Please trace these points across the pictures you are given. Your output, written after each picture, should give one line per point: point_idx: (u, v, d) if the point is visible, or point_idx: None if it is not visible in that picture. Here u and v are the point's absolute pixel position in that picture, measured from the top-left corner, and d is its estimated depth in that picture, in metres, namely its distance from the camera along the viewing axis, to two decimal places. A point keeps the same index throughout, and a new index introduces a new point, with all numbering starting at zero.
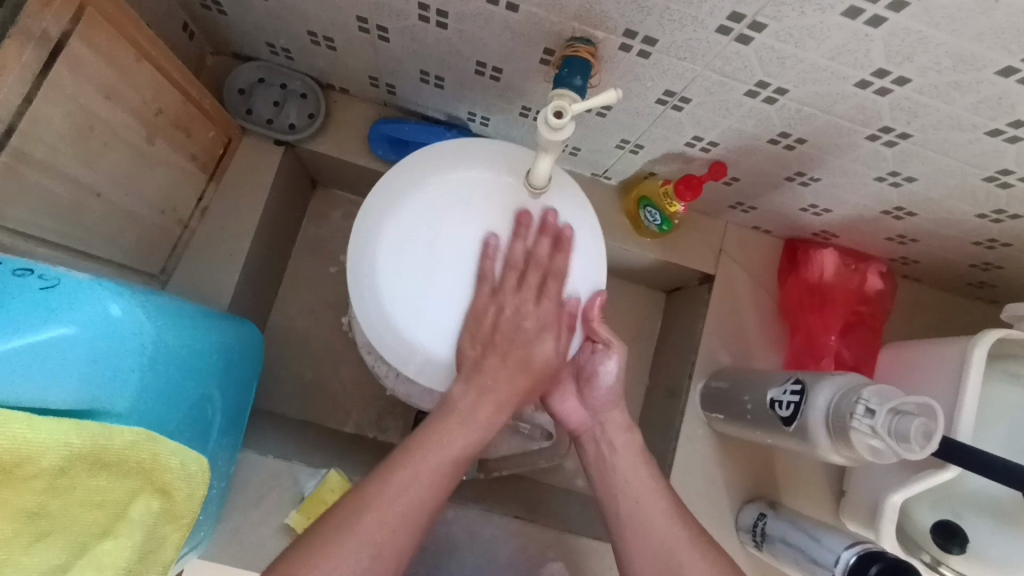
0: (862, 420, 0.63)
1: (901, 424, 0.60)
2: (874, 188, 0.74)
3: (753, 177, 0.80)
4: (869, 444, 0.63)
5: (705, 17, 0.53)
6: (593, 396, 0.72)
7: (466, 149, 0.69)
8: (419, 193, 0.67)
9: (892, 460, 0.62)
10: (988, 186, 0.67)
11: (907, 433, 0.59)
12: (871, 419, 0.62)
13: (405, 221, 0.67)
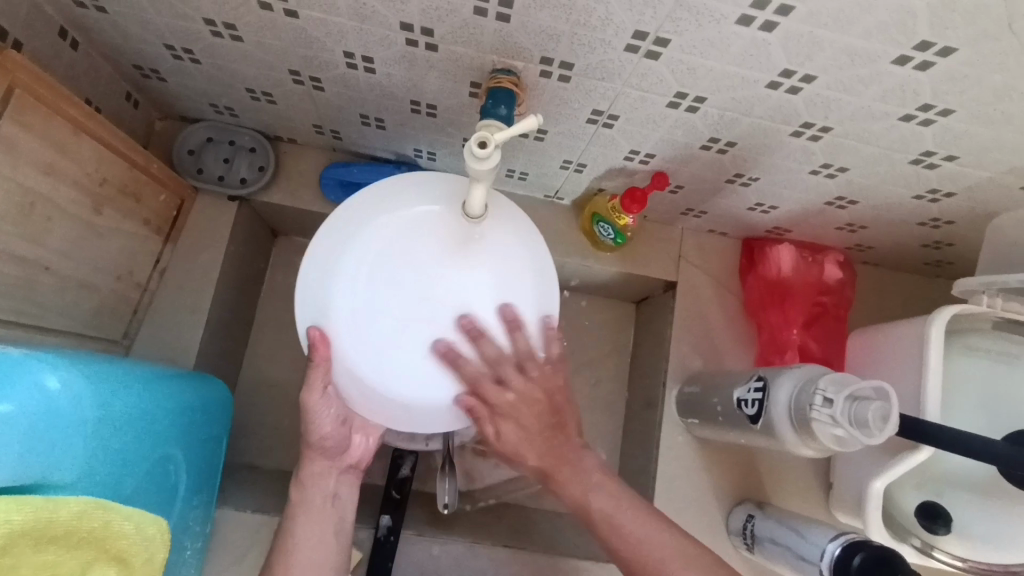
0: (817, 408, 0.63)
1: (854, 414, 0.60)
2: (812, 181, 0.76)
3: (696, 183, 0.82)
4: (833, 433, 0.63)
5: (612, 39, 0.55)
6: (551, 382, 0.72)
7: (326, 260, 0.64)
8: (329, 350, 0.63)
9: (856, 447, 0.62)
10: (916, 169, 0.69)
11: (866, 418, 0.59)
12: (824, 409, 0.63)
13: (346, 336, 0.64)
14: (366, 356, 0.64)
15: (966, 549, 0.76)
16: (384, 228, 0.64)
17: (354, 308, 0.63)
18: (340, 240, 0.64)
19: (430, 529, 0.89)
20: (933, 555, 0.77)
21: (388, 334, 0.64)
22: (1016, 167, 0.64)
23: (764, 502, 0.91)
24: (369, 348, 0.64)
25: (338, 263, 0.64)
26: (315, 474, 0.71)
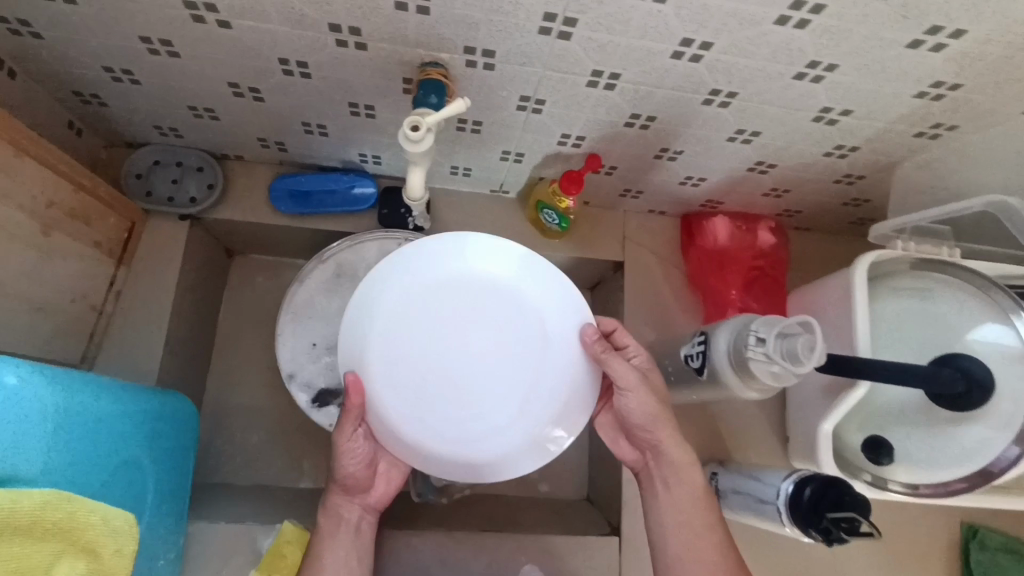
0: (753, 348, 0.68)
1: (785, 347, 0.65)
2: (732, 149, 0.82)
3: (628, 162, 0.88)
4: (770, 371, 0.68)
5: (525, 23, 0.60)
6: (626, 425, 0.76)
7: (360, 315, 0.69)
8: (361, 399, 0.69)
9: (791, 380, 0.67)
10: (819, 126, 0.75)
11: (796, 351, 0.64)
12: (759, 348, 0.67)
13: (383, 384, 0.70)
14: (399, 400, 0.71)
15: (914, 476, 0.80)
16: (432, 280, 0.70)
17: (391, 353, 0.70)
18: (390, 281, 0.69)
19: (407, 524, 0.90)
20: (885, 490, 0.82)
21: (421, 386, 0.71)
22: (902, 114, 0.71)
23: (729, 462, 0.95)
24: (402, 395, 0.70)
25: (387, 304, 0.70)
26: (339, 505, 0.76)
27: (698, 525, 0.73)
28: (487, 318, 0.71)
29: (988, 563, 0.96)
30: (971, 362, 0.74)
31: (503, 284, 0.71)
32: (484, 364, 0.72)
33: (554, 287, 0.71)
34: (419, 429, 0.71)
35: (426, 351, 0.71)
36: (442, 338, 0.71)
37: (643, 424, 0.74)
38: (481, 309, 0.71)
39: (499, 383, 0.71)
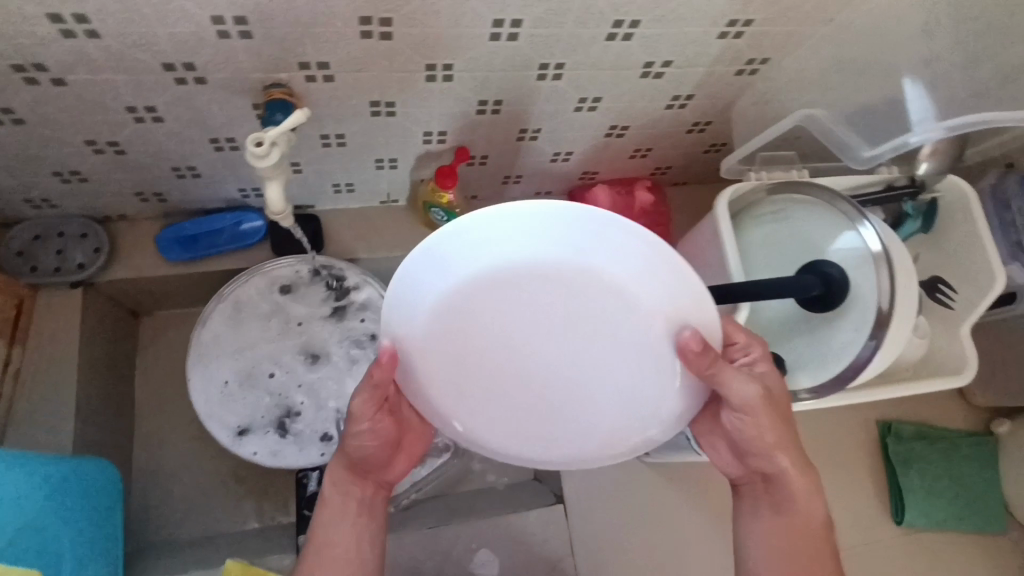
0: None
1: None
2: (582, 118, 0.88)
3: (495, 149, 0.93)
4: None
5: (346, 30, 0.64)
6: (741, 450, 0.69)
7: (415, 297, 0.61)
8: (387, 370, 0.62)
9: None
10: (649, 81, 0.82)
11: None
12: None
13: (431, 365, 0.64)
14: (471, 394, 0.67)
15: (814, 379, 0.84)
16: (510, 259, 0.59)
17: (455, 353, 0.64)
18: (441, 274, 0.60)
19: None
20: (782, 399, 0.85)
21: (481, 368, 0.65)
22: (715, 57, 0.78)
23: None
24: (464, 387, 0.67)
25: (468, 292, 0.61)
26: (345, 481, 0.70)
27: (797, 547, 0.66)
28: (576, 298, 0.62)
29: (904, 451, 1.08)
30: (834, 266, 0.82)
31: (615, 274, 0.60)
32: (590, 348, 0.65)
33: (681, 288, 0.58)
34: (484, 419, 0.69)
35: (502, 346, 0.65)
36: (518, 334, 0.64)
37: (756, 442, 0.67)
38: (568, 301, 0.62)
39: (572, 367, 0.66)
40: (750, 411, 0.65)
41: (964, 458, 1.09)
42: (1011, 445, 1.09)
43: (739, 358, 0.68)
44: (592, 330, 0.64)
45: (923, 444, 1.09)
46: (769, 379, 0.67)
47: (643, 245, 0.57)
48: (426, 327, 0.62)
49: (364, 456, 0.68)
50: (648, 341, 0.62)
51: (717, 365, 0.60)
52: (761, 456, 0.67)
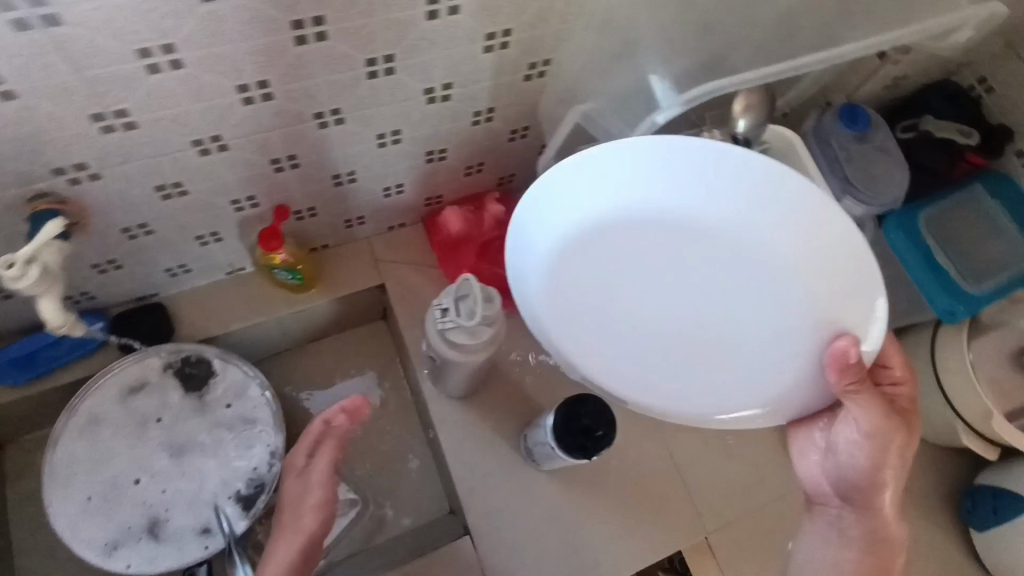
0: (446, 319, 0.71)
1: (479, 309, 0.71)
2: (392, 152, 0.87)
3: (318, 199, 0.91)
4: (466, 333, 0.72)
5: (82, 129, 0.63)
6: (842, 473, 0.76)
7: (580, 223, 0.74)
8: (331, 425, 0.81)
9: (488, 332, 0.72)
10: (440, 105, 0.81)
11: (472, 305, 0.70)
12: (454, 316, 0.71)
13: (566, 303, 0.77)
14: (606, 343, 0.77)
15: None
16: (669, 196, 0.72)
17: (592, 303, 0.77)
18: (555, 215, 0.74)
19: None
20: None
21: (627, 323, 0.77)
22: (494, 68, 0.78)
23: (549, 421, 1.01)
24: (676, 332, 0.76)
25: (594, 233, 0.75)
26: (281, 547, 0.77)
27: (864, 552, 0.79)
28: (740, 257, 0.74)
29: None
30: None
31: (783, 228, 0.71)
32: (771, 289, 0.74)
33: (839, 237, 0.68)
34: (648, 376, 0.76)
35: (670, 272, 0.76)
36: (664, 285, 0.76)
37: (865, 465, 0.73)
38: (729, 253, 0.74)
39: (720, 341, 0.76)
40: (866, 462, 0.73)
41: None
42: None
43: (895, 398, 0.74)
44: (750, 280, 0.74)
45: None
46: (905, 403, 0.74)
47: (817, 200, 0.67)
48: (573, 270, 0.76)
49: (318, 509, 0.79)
50: (837, 304, 0.71)
51: (859, 392, 0.67)
52: (866, 491, 0.76)
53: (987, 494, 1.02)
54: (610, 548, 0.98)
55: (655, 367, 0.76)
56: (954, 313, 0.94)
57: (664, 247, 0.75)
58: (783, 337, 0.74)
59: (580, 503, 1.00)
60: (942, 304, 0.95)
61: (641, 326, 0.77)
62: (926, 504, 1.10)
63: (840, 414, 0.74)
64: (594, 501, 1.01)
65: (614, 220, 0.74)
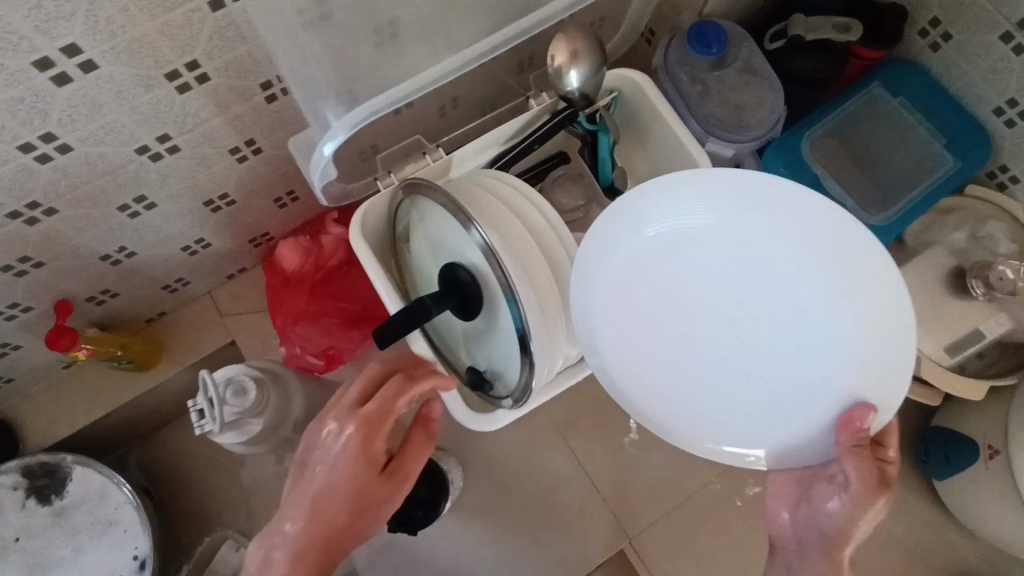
0: (205, 419, 0.75)
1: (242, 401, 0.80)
2: (158, 217, 0.76)
3: (107, 280, 0.82)
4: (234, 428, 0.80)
5: None
6: (811, 527, 0.64)
7: (644, 202, 0.66)
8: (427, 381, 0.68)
9: (252, 419, 0.81)
10: (175, 158, 0.69)
11: (243, 391, 0.80)
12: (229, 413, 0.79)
13: (640, 285, 0.68)
14: (629, 332, 0.68)
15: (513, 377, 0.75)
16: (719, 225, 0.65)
17: (656, 296, 0.68)
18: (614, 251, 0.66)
19: None
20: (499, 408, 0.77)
21: (687, 332, 0.68)
22: (213, 104, 0.65)
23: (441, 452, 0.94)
24: (719, 298, 0.67)
25: (677, 243, 0.67)
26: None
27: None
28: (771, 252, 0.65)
29: None
30: (465, 267, 0.70)
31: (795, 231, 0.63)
32: (798, 281, 0.64)
33: (883, 288, 0.59)
34: (650, 376, 0.68)
35: (668, 305, 0.68)
36: (698, 325, 0.68)
37: (840, 528, 0.61)
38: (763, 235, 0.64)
39: (764, 325, 0.66)
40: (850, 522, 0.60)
41: None
42: None
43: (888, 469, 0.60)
44: (790, 329, 0.65)
45: None
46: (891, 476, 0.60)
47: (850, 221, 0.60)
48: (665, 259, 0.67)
49: (314, 532, 0.62)
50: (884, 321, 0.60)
51: (863, 452, 0.58)
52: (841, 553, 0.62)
53: (937, 440, 0.89)
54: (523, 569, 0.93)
55: (678, 381, 0.67)
56: None
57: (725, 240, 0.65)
58: (784, 375, 0.65)
59: (485, 529, 0.95)
60: None
61: (690, 299, 0.68)
62: None
63: (827, 478, 0.62)
64: (499, 523, 0.95)
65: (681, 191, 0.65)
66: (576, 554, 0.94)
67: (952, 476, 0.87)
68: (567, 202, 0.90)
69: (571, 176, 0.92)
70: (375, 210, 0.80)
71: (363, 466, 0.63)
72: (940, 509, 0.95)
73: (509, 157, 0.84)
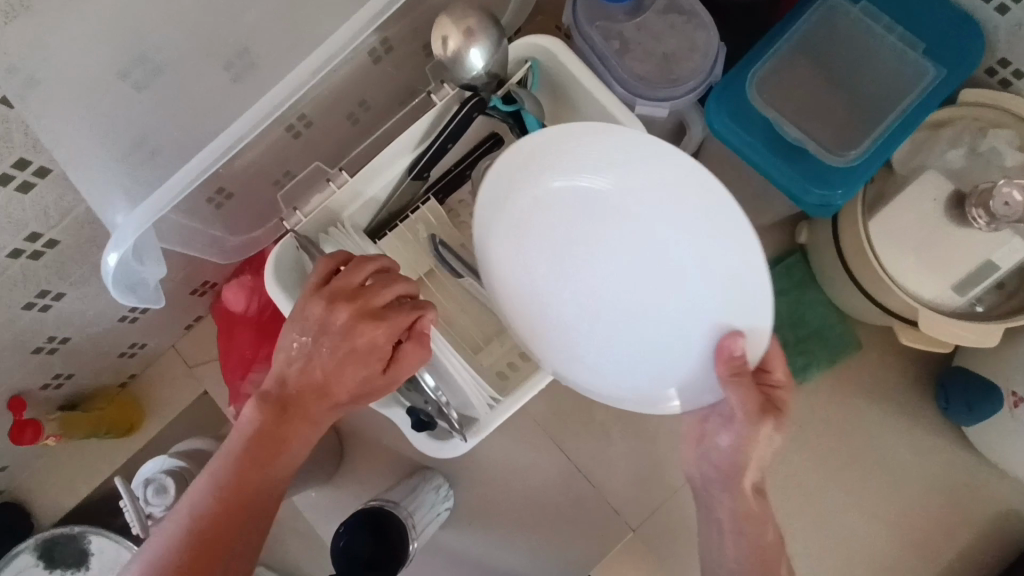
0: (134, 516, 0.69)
1: (166, 498, 0.74)
2: (74, 302, 0.74)
3: (53, 367, 0.81)
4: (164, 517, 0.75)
5: None
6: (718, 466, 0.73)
7: (522, 153, 0.62)
8: (376, 287, 0.54)
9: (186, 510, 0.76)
10: (59, 249, 0.66)
11: (165, 488, 0.74)
12: (155, 511, 0.74)
13: (534, 247, 0.65)
14: (531, 290, 0.66)
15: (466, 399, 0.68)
16: (588, 185, 0.63)
17: (547, 256, 0.66)
18: (501, 216, 0.64)
19: None
20: (452, 439, 0.69)
21: (582, 289, 0.66)
22: (70, 190, 0.60)
23: (426, 470, 0.90)
24: (608, 257, 0.65)
25: (557, 200, 0.64)
26: (263, 475, 0.52)
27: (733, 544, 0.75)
28: (646, 211, 0.62)
29: None
30: None
31: (663, 187, 0.61)
32: (672, 232, 0.62)
33: (741, 239, 0.58)
34: (562, 334, 0.66)
35: (559, 266, 0.65)
36: (592, 282, 0.65)
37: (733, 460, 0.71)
38: (635, 191, 0.62)
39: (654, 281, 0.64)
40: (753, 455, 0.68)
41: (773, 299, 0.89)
42: (814, 253, 0.88)
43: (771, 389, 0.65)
44: (666, 282, 0.63)
45: None
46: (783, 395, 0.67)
47: (708, 178, 0.58)
48: (550, 218, 0.65)
49: (217, 510, 0.50)
50: (749, 271, 0.59)
51: (742, 381, 0.59)
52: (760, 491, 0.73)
53: (956, 386, 0.79)
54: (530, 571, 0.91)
55: (581, 336, 0.66)
56: (831, 201, 0.67)
57: (600, 201, 0.63)
58: (672, 322, 0.63)
59: (485, 539, 0.92)
60: (812, 197, 0.68)
61: (583, 257, 0.65)
62: (897, 402, 0.88)
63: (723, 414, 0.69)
64: (498, 530, 0.92)
65: (555, 146, 0.61)
66: (582, 551, 0.90)
67: (979, 421, 0.78)
68: None
69: None
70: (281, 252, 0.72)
71: (261, 458, 0.52)
72: (971, 449, 0.87)
73: (425, 162, 0.76)
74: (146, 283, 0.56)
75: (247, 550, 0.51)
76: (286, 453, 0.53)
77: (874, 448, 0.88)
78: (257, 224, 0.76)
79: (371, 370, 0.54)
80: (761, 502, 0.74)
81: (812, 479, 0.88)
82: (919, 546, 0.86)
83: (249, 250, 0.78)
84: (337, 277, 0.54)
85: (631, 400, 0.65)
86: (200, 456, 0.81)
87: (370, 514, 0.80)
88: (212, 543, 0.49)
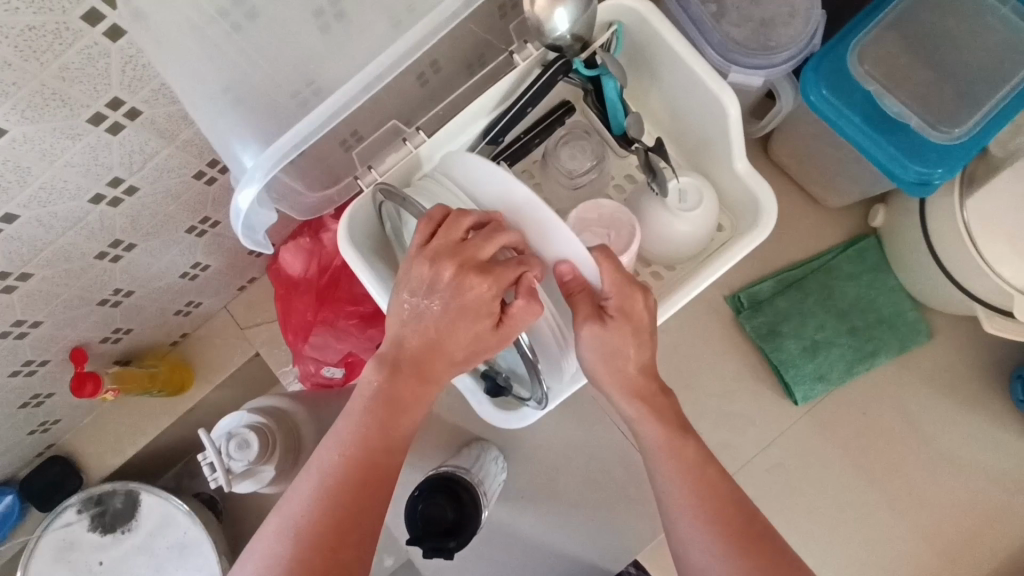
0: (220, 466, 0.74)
1: (247, 452, 0.80)
2: (142, 254, 0.73)
3: (114, 321, 0.80)
4: (246, 471, 0.81)
5: None
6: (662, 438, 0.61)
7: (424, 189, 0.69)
8: (484, 240, 0.54)
9: (269, 468, 0.82)
10: (135, 197, 0.64)
11: (249, 441, 0.80)
12: (235, 466, 0.80)
13: None
14: None
15: (551, 367, 0.65)
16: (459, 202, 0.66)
17: None
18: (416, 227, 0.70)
19: None
20: (523, 409, 0.67)
21: None
22: (156, 136, 0.59)
23: (482, 442, 0.90)
24: None
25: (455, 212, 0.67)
26: (388, 440, 0.54)
27: (713, 506, 0.57)
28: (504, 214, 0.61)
29: (765, 319, 0.87)
30: None
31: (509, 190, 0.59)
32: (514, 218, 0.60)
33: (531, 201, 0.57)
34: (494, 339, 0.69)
35: None
36: None
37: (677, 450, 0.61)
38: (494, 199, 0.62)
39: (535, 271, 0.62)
40: (595, 358, 0.60)
41: (843, 284, 0.87)
42: (889, 238, 0.85)
43: (611, 311, 0.59)
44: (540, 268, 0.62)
45: (787, 298, 0.87)
46: (637, 315, 0.59)
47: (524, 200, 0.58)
48: None
49: (351, 468, 0.52)
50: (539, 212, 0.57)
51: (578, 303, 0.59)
52: (645, 382, 0.62)
53: None
54: (583, 547, 0.90)
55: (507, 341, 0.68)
56: (930, 179, 0.65)
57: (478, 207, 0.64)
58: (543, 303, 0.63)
59: (538, 514, 0.91)
60: (910, 174, 0.65)
61: None
62: (967, 394, 0.86)
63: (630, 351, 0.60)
64: (551, 505, 0.91)
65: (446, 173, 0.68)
66: (636, 529, 0.89)
67: None
68: (573, 165, 0.79)
69: (577, 132, 0.80)
70: (357, 213, 0.69)
71: (387, 418, 0.54)
72: None
73: (502, 126, 0.73)
74: (256, 226, 0.58)
75: (381, 501, 0.52)
76: (409, 411, 0.55)
77: (942, 441, 0.86)
78: (331, 181, 0.72)
79: (483, 326, 0.55)
80: (659, 404, 0.62)
81: (875, 467, 0.86)
82: (985, 540, 0.84)
83: (319, 211, 0.74)
84: (437, 235, 0.54)
85: (559, 377, 0.66)
86: (278, 413, 0.89)
87: (455, 466, 0.84)
88: (352, 498, 0.51)
